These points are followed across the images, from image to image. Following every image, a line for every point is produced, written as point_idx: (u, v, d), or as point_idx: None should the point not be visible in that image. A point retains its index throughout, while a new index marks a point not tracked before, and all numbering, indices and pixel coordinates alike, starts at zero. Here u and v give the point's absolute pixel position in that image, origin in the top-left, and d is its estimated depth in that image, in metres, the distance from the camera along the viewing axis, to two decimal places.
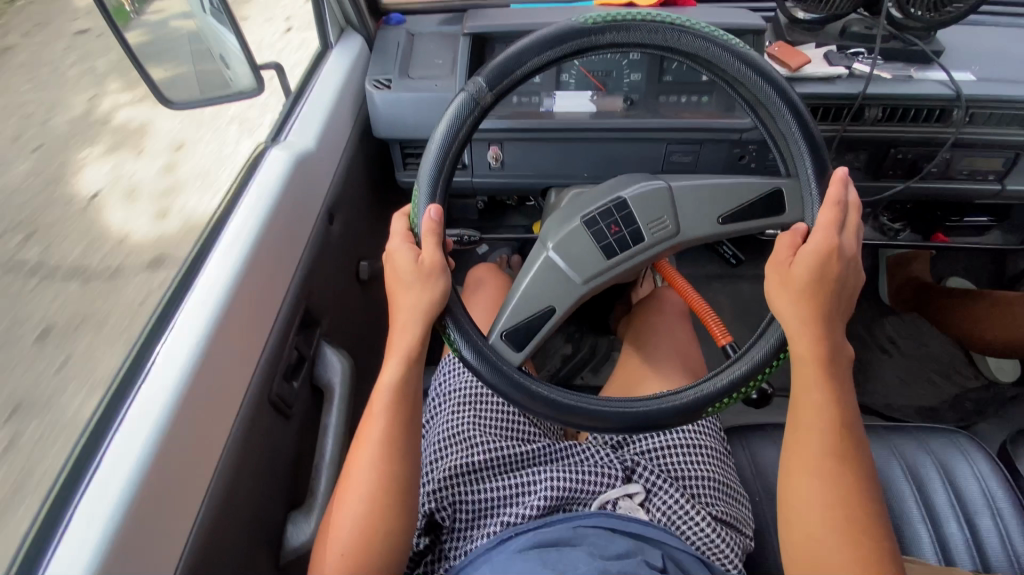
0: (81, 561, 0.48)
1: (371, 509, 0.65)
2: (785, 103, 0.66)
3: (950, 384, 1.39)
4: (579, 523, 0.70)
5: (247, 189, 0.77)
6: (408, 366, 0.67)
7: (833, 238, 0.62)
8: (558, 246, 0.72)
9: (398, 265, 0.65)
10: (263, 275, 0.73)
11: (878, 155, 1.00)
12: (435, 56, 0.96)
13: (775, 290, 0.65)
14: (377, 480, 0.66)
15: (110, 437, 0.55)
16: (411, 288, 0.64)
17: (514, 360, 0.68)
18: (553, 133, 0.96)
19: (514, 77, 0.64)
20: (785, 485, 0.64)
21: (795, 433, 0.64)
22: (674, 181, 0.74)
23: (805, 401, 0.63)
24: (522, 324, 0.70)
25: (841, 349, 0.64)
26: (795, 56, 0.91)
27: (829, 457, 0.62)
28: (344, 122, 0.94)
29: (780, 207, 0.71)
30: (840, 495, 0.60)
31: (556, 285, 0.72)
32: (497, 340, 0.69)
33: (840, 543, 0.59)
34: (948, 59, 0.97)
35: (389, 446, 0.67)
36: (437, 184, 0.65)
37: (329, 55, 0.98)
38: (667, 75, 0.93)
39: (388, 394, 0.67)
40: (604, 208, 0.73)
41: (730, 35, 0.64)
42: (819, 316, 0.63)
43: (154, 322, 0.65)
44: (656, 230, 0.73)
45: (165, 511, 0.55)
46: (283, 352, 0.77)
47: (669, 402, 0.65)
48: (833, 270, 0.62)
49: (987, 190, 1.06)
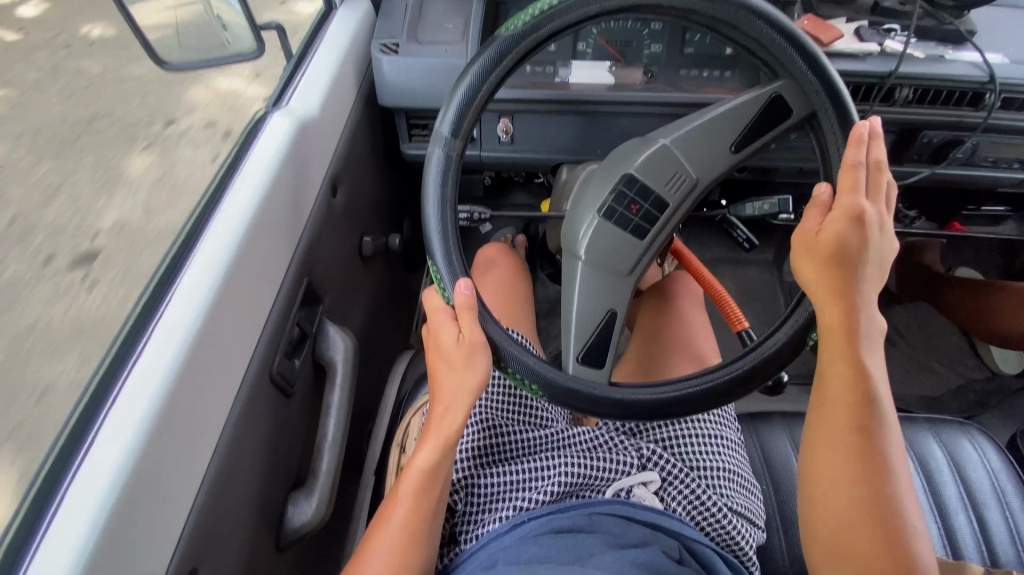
0: (69, 551, 0.44)
1: (397, 565, 0.61)
2: (801, 59, 0.62)
3: (955, 375, 1.38)
4: (594, 511, 0.68)
5: (246, 156, 0.72)
6: (441, 453, 0.63)
7: (858, 202, 0.59)
8: (589, 245, 0.70)
9: (440, 342, 0.62)
10: (264, 248, 0.69)
11: (904, 139, 0.97)
12: (446, 20, 0.91)
13: (811, 262, 0.62)
14: (404, 545, 0.62)
15: (101, 416, 0.51)
16: (452, 372, 0.61)
17: (603, 376, 0.65)
18: (568, 106, 0.92)
19: (518, 52, 0.62)
20: (807, 467, 0.64)
21: (818, 416, 0.63)
22: (669, 135, 0.70)
23: (833, 374, 0.61)
24: (593, 341, 0.67)
25: (870, 322, 0.61)
26: (826, 30, 0.87)
27: (855, 441, 0.60)
28: (348, 88, 0.90)
29: (787, 108, 0.66)
30: (867, 480, 0.59)
31: (597, 276, 0.70)
32: (576, 368, 0.66)
33: (870, 529, 0.57)
34: (982, 38, 0.93)
35: (416, 527, 0.63)
36: (446, 186, 0.63)
37: (333, 16, 0.92)
38: (689, 47, 0.88)
39: (416, 476, 0.64)
40: (617, 193, 0.70)
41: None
42: (849, 291, 0.60)
43: (150, 292, 0.61)
44: (675, 189, 0.70)
45: (160, 494, 0.52)
46: (285, 328, 0.75)
47: (695, 385, 0.63)
48: (861, 238, 0.59)
49: (1011, 179, 1.02)
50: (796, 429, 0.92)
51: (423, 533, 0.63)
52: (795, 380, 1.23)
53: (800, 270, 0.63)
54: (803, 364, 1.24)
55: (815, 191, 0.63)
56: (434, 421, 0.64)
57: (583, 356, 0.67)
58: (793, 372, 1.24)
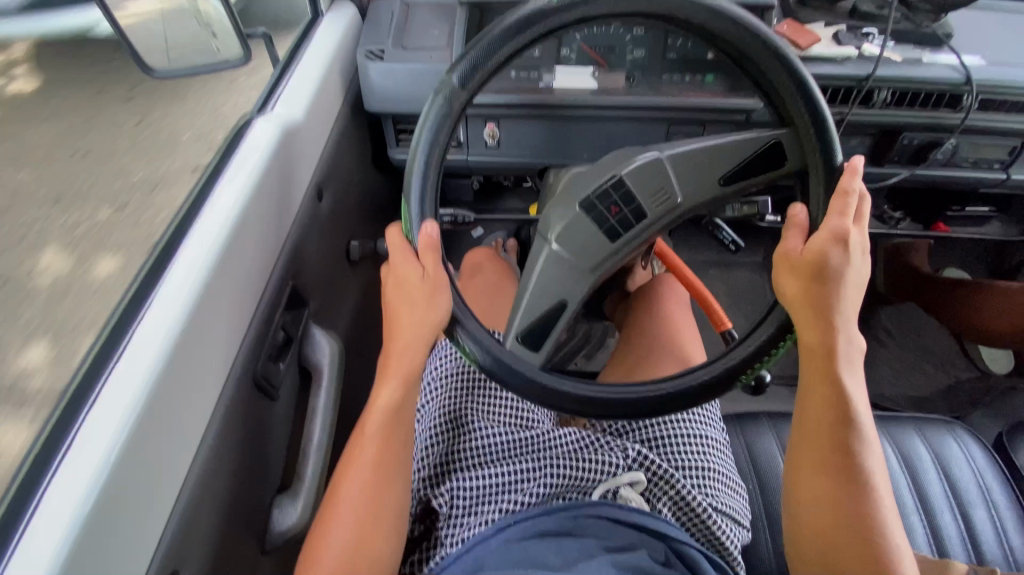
0: (45, 554, 0.44)
1: (363, 527, 0.63)
2: (801, 102, 0.63)
3: (944, 375, 1.39)
4: (580, 513, 0.69)
5: (230, 162, 0.73)
6: (405, 390, 0.67)
7: (846, 225, 0.61)
8: (562, 236, 0.70)
9: (400, 275, 0.64)
10: (248, 253, 0.69)
11: (884, 141, 0.98)
12: (431, 27, 0.92)
13: (794, 278, 0.62)
14: (372, 492, 0.65)
15: (80, 419, 0.52)
16: (412, 311, 0.63)
17: (536, 361, 0.67)
18: (552, 111, 0.93)
19: (482, 77, 0.62)
20: (790, 479, 0.65)
21: (801, 425, 0.64)
22: (666, 150, 0.70)
23: (811, 398, 0.63)
24: (535, 326, 0.69)
25: (848, 343, 0.62)
26: (804, 35, 0.88)
27: (833, 452, 0.61)
28: (334, 95, 0.90)
29: (780, 158, 0.67)
30: (849, 488, 0.60)
31: (563, 274, 0.71)
32: (513, 344, 0.67)
33: (854, 533, 0.58)
34: (960, 41, 0.95)
35: (383, 472, 0.66)
36: (426, 206, 0.63)
37: (318, 24, 0.93)
38: (672, 52, 0.89)
39: (381, 412, 0.67)
40: (602, 189, 0.70)
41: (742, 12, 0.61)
42: (826, 296, 0.61)
43: (131, 298, 0.61)
44: (658, 204, 0.70)
45: (138, 498, 0.52)
46: (269, 332, 0.75)
47: (676, 385, 0.65)
48: (844, 259, 0.61)
49: (991, 179, 1.04)
50: (782, 428, 0.92)
51: (391, 470, 0.67)
52: (783, 380, 1.23)
53: (781, 283, 0.63)
54: (791, 364, 1.25)
55: (791, 211, 0.65)
56: (395, 358, 0.66)
57: (533, 346, 0.68)
58: (782, 373, 1.24)
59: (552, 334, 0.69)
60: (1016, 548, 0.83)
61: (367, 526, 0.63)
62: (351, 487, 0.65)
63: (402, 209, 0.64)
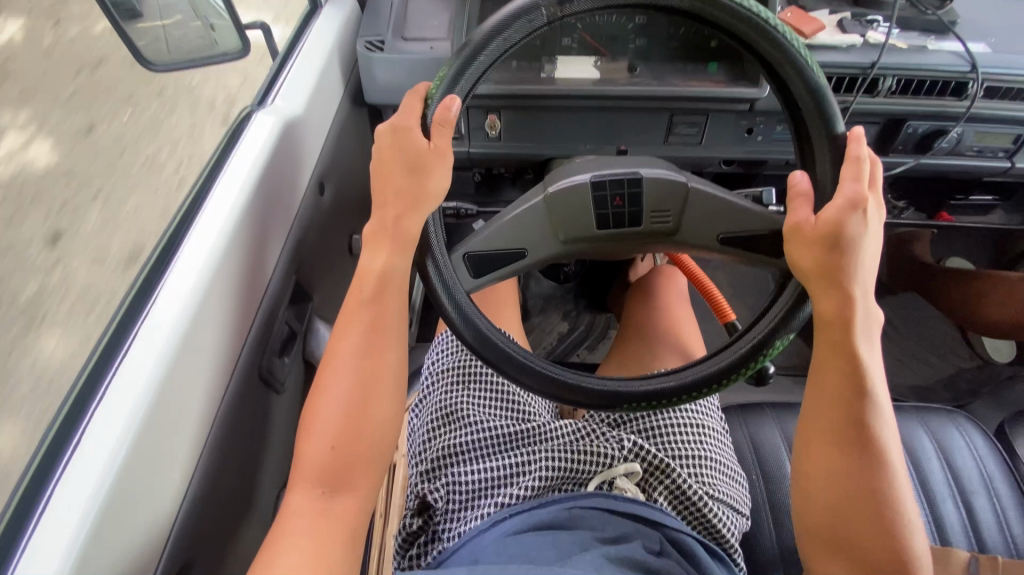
0: (57, 552, 0.45)
1: (352, 418, 0.63)
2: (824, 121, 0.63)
3: (946, 364, 1.39)
4: (575, 505, 0.69)
5: (230, 156, 0.73)
6: (395, 258, 0.66)
7: (864, 189, 0.59)
8: (557, 195, 0.70)
9: (410, 143, 0.64)
10: (250, 247, 0.69)
11: (888, 129, 0.97)
12: (430, 17, 0.91)
13: (810, 250, 0.60)
14: (364, 382, 0.64)
15: (88, 415, 0.52)
16: (414, 173, 0.64)
17: (467, 284, 0.70)
18: (553, 101, 0.92)
19: (554, 14, 0.60)
20: (800, 454, 0.65)
21: (813, 400, 0.64)
22: (694, 182, 0.71)
23: (829, 361, 0.62)
24: (489, 254, 0.71)
25: (866, 311, 0.61)
26: (807, 22, 0.87)
27: (842, 424, 0.61)
28: (334, 87, 0.90)
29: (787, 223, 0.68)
30: (862, 461, 0.60)
31: (539, 237, 0.73)
32: (457, 258, 0.70)
33: (860, 511, 0.59)
34: (966, 28, 0.94)
35: (374, 357, 0.66)
36: (456, 86, 0.63)
37: (317, 16, 0.92)
38: (675, 41, 0.89)
39: (373, 285, 0.67)
40: (617, 176, 0.69)
41: (755, 4, 0.61)
42: (844, 273, 0.60)
43: (135, 294, 0.61)
44: (655, 220, 0.71)
45: (146, 495, 0.52)
46: (273, 328, 0.75)
47: (671, 382, 0.66)
48: (860, 226, 0.59)
49: (996, 168, 1.03)
50: (784, 420, 0.92)
51: (387, 333, 0.67)
52: (786, 371, 1.23)
53: (797, 257, 0.62)
54: (792, 355, 1.25)
55: (792, 177, 0.63)
56: (392, 228, 0.66)
57: (476, 274, 0.71)
58: (784, 364, 1.25)
59: (500, 271, 0.72)
60: (1019, 536, 0.83)
61: (366, 393, 0.64)
62: (345, 359, 0.66)
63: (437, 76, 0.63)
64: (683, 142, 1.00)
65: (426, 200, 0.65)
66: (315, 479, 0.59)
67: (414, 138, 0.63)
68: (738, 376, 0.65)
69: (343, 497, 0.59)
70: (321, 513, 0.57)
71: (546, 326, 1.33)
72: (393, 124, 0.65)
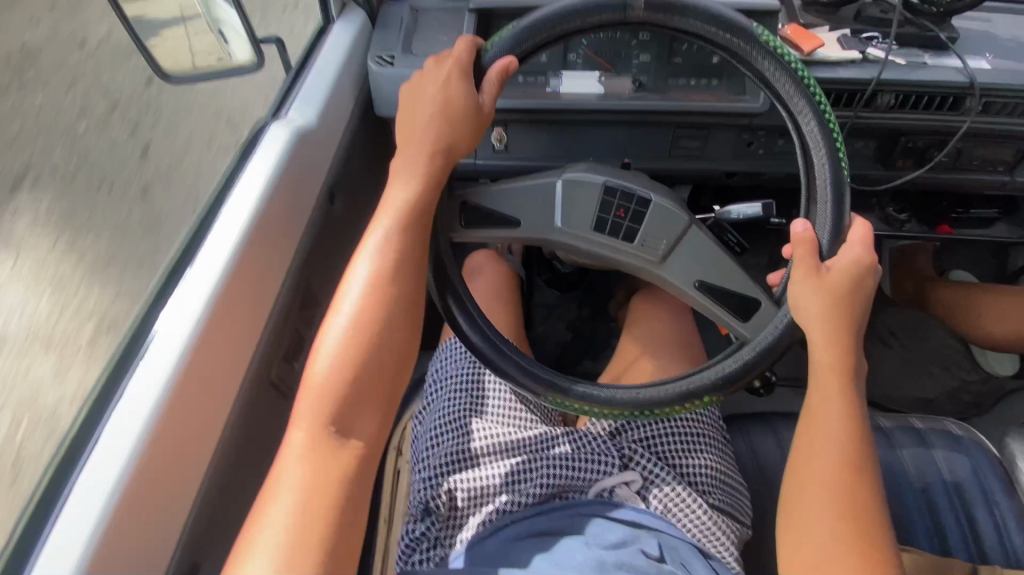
0: (70, 557, 0.49)
1: (350, 357, 0.62)
2: (828, 151, 0.63)
3: (950, 376, 1.38)
4: (576, 512, 0.71)
5: (244, 169, 0.76)
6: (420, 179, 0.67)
7: (871, 258, 0.64)
8: (570, 181, 0.73)
9: (453, 95, 0.66)
10: (261, 256, 0.72)
11: (888, 142, 0.99)
12: (440, 33, 0.93)
13: (818, 297, 0.62)
14: (365, 316, 0.63)
15: (103, 419, 0.56)
16: (451, 125, 0.67)
17: (456, 228, 0.73)
18: (559, 115, 0.94)
19: (570, 28, 0.63)
20: (793, 496, 0.64)
21: (808, 438, 0.65)
22: (697, 223, 0.72)
23: (830, 409, 0.63)
24: (491, 213, 0.74)
25: (858, 363, 0.65)
26: (808, 38, 0.89)
27: (838, 467, 0.62)
28: (346, 99, 0.92)
29: (749, 310, 0.70)
30: (848, 508, 0.60)
31: (538, 214, 0.74)
32: (463, 197, 0.73)
33: (846, 556, 0.58)
34: (964, 46, 0.95)
35: (384, 286, 0.64)
36: (519, 46, 0.64)
37: (330, 30, 0.95)
38: (677, 57, 0.90)
39: (399, 206, 0.66)
40: (628, 190, 0.72)
41: (764, 30, 0.63)
42: (842, 320, 0.63)
43: (150, 301, 0.65)
44: (644, 244, 0.72)
45: (160, 492, 0.56)
46: (284, 335, 0.77)
47: (675, 388, 0.67)
48: (859, 285, 0.64)
49: (996, 181, 1.04)
50: (785, 430, 0.93)
51: (403, 262, 0.65)
52: (791, 383, 1.23)
53: (802, 304, 0.63)
54: (796, 365, 1.26)
55: (792, 227, 0.64)
56: (412, 148, 0.68)
57: (465, 221, 0.73)
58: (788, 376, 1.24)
59: (492, 230, 0.74)
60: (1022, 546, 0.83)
61: (367, 323, 0.63)
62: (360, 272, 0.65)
63: (502, 29, 0.65)
64: (686, 155, 1.01)
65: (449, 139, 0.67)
66: (320, 419, 0.59)
67: (463, 97, 0.66)
68: (713, 397, 0.67)
69: (351, 441, 0.60)
70: (324, 456, 0.57)
71: (549, 336, 1.35)
72: (440, 62, 0.68)
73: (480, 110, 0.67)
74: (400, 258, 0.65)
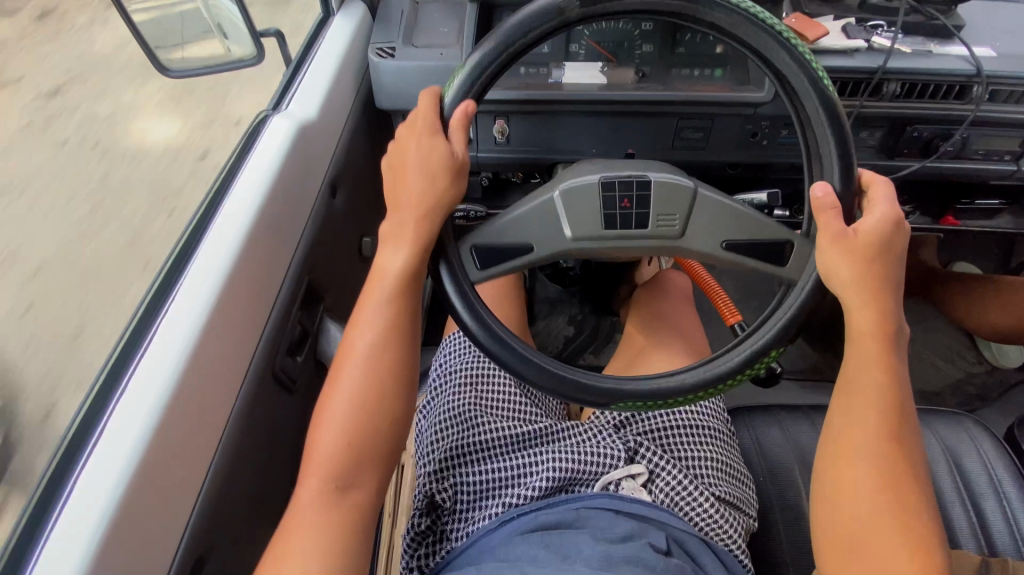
0: (78, 547, 0.48)
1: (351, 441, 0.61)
2: (837, 139, 0.62)
3: (954, 368, 1.37)
4: (583, 506, 0.69)
5: (245, 162, 0.75)
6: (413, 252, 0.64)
7: (898, 211, 0.62)
8: (566, 191, 0.68)
9: (428, 151, 0.63)
10: (264, 249, 0.71)
11: (894, 132, 0.97)
12: (441, 25, 0.92)
13: (849, 265, 0.60)
14: (368, 397, 0.63)
15: (108, 411, 0.56)
16: (435, 177, 0.63)
17: (472, 276, 0.69)
18: (561, 107, 0.93)
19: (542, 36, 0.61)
20: (829, 466, 0.63)
21: (845, 404, 0.63)
22: (703, 187, 0.69)
23: (865, 378, 0.61)
24: (495, 247, 0.70)
25: (899, 328, 0.62)
26: (812, 26, 0.89)
27: (873, 439, 0.61)
28: (347, 92, 0.92)
29: (783, 258, 0.68)
30: (887, 484, 0.59)
31: (544, 232, 0.70)
32: (467, 251, 0.69)
33: (883, 527, 0.58)
34: (969, 34, 0.95)
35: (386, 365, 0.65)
36: (472, 89, 0.63)
37: (330, 23, 0.95)
38: (680, 46, 0.90)
39: (392, 280, 0.65)
40: (627, 178, 0.67)
41: (770, 15, 0.60)
42: (875, 284, 0.60)
43: (152, 295, 0.64)
44: (660, 224, 0.68)
45: (164, 485, 0.55)
46: (287, 328, 0.77)
47: (679, 379, 0.67)
48: (891, 245, 0.61)
49: (1002, 171, 1.03)
50: (791, 422, 0.93)
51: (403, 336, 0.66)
52: (794, 375, 1.23)
53: (834, 270, 0.61)
54: (799, 357, 1.25)
55: (814, 191, 0.61)
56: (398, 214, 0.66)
57: (481, 263, 0.70)
58: (793, 368, 1.24)
59: (506, 263, 0.70)
60: None
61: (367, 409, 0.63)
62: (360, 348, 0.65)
63: (454, 71, 0.63)
64: (689, 147, 1.01)
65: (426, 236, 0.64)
66: (325, 473, 0.60)
67: (445, 158, 0.63)
68: (718, 389, 0.66)
69: (351, 496, 0.60)
70: (332, 509, 0.59)
71: (552, 330, 1.34)
72: (409, 126, 0.65)
73: (457, 156, 0.64)
74: (392, 345, 0.65)
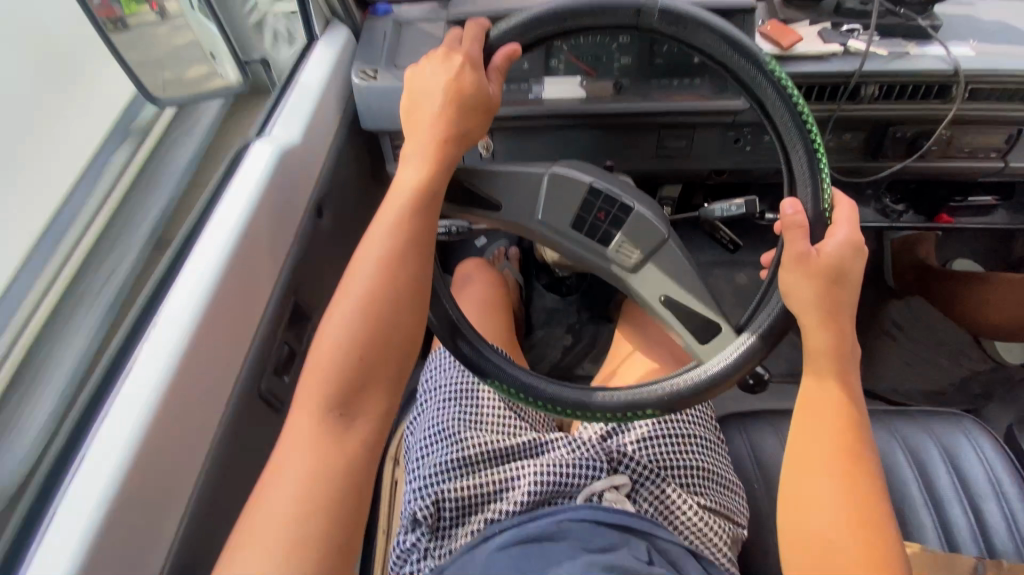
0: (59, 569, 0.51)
1: (349, 371, 0.61)
2: (804, 145, 0.63)
3: (957, 368, 1.35)
4: (563, 518, 0.68)
5: (227, 187, 0.78)
6: (431, 173, 0.66)
7: (860, 232, 0.62)
8: (552, 180, 0.72)
9: (462, 79, 0.67)
10: (247, 271, 0.73)
11: (876, 135, 0.98)
12: (421, 45, 0.94)
13: (810, 281, 0.60)
14: (369, 315, 0.63)
15: (91, 437, 0.58)
16: (455, 104, 0.67)
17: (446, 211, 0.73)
18: (543, 122, 0.94)
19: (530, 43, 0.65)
20: (788, 482, 0.63)
21: (805, 417, 0.63)
22: (674, 238, 0.72)
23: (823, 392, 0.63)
24: (473, 195, 0.74)
25: (853, 349, 0.64)
26: (787, 34, 0.89)
27: (836, 454, 0.61)
28: (330, 114, 0.93)
29: (707, 335, 0.70)
30: (846, 500, 0.59)
31: (518, 202, 0.73)
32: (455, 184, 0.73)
33: (842, 541, 0.58)
34: (948, 33, 0.95)
35: (391, 287, 0.64)
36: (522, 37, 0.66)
37: (313, 47, 0.97)
38: (658, 57, 0.90)
39: (408, 194, 0.66)
40: (611, 193, 0.71)
41: (730, 26, 0.62)
42: (833, 301, 0.61)
43: (134, 323, 0.66)
44: (619, 254, 0.72)
45: (145, 511, 0.57)
46: (272, 350, 0.78)
47: (654, 390, 0.66)
48: (849, 262, 0.61)
49: (990, 168, 1.03)
50: (783, 427, 0.92)
51: (418, 253, 0.66)
52: (791, 379, 1.22)
53: (790, 286, 0.61)
54: (796, 362, 1.24)
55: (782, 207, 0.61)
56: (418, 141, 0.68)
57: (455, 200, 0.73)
58: (791, 371, 1.23)
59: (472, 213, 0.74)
60: None
61: (360, 343, 0.62)
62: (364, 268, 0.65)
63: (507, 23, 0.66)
64: (673, 156, 1.02)
65: (446, 159, 0.67)
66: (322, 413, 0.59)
67: (474, 84, 0.67)
68: (691, 399, 0.66)
69: (356, 428, 0.60)
70: (329, 441, 0.58)
71: (548, 341, 1.34)
72: (447, 52, 0.69)
73: (487, 99, 0.68)
74: (405, 256, 0.65)
